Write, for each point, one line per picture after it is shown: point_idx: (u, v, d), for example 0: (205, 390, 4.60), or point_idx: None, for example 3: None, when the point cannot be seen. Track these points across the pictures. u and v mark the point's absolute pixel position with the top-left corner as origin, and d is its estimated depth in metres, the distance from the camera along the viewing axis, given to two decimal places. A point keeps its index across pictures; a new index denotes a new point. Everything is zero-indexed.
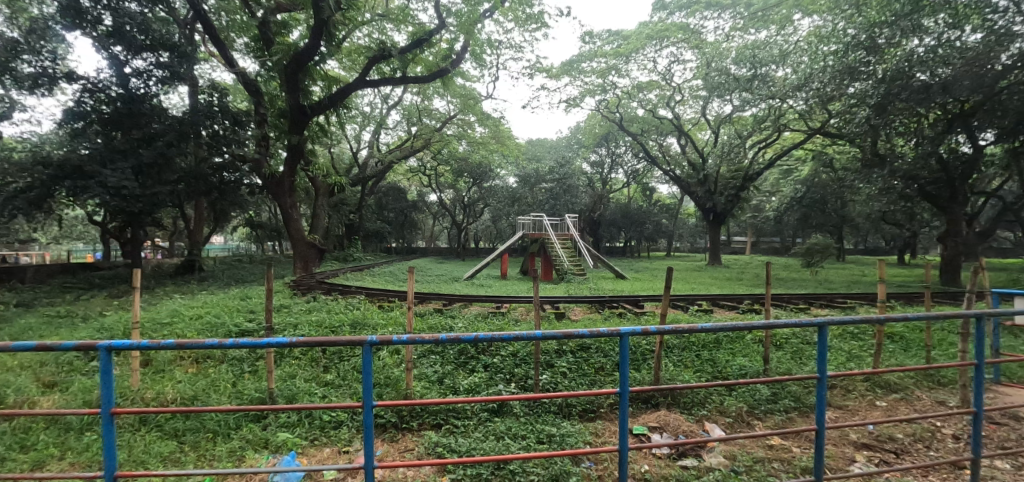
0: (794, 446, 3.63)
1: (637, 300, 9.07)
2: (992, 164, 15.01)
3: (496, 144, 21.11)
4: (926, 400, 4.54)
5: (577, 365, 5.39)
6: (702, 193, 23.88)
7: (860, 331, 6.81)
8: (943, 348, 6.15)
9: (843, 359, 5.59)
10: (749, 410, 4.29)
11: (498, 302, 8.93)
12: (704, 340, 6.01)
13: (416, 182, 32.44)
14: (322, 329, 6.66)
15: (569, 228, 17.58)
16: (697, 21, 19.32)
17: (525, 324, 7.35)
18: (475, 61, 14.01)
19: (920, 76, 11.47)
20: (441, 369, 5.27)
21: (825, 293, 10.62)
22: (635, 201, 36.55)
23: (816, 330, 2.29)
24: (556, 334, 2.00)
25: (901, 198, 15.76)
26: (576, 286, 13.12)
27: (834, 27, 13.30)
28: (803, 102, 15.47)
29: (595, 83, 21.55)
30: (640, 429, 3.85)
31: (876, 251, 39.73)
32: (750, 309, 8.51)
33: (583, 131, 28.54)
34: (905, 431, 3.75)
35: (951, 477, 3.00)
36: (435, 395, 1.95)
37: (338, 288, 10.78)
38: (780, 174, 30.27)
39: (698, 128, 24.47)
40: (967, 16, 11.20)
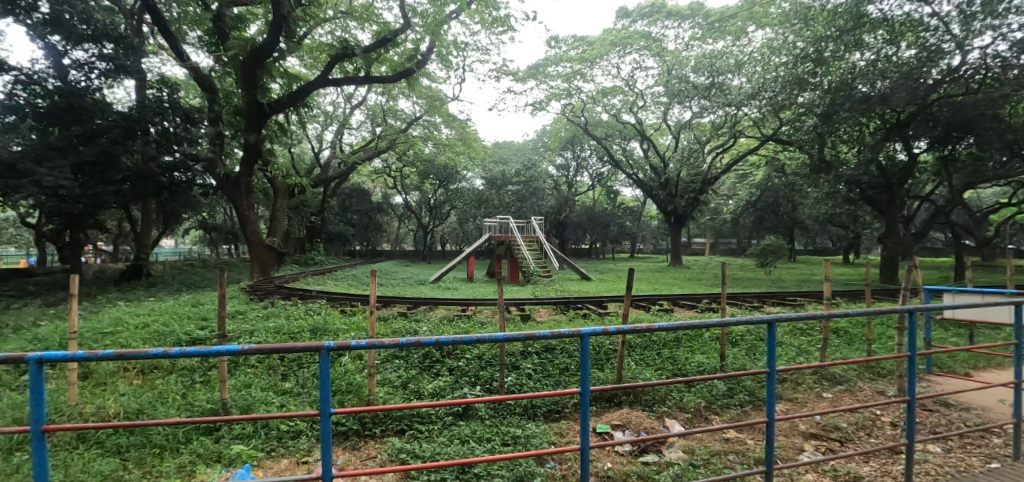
0: (748, 439, 3.78)
1: (601, 300, 9.25)
2: (926, 170, 16.15)
3: (463, 146, 21.08)
4: (867, 391, 4.83)
5: (542, 366, 5.44)
6: (664, 196, 24.52)
7: (808, 327, 7.18)
8: (882, 341, 6.57)
9: (793, 354, 5.86)
10: (706, 406, 4.44)
11: (464, 304, 8.88)
12: (664, 339, 6.18)
13: (380, 183, 31.88)
14: (280, 336, 6.43)
15: (535, 231, 17.67)
16: (658, 29, 19.93)
17: (491, 326, 7.34)
18: (441, 63, 13.92)
19: (862, 88, 12.26)
20: (405, 373, 5.19)
21: (778, 292, 11.12)
22: (600, 203, 37.18)
23: (766, 327, 2.38)
24: (517, 335, 1.95)
25: (846, 201, 16.70)
26: (542, 287, 13.22)
27: (785, 39, 14.04)
28: (757, 110, 16.23)
29: (560, 86, 21.82)
30: (603, 427, 3.91)
31: (823, 252, 42.01)
32: (708, 308, 8.80)
33: (549, 134, 28.88)
34: (849, 420, 3.97)
35: (889, 462, 3.20)
36: (393, 403, 1.87)
37: (297, 292, 10.42)
38: (737, 178, 31.53)
39: (660, 133, 25.16)
40: (902, 34, 12.08)
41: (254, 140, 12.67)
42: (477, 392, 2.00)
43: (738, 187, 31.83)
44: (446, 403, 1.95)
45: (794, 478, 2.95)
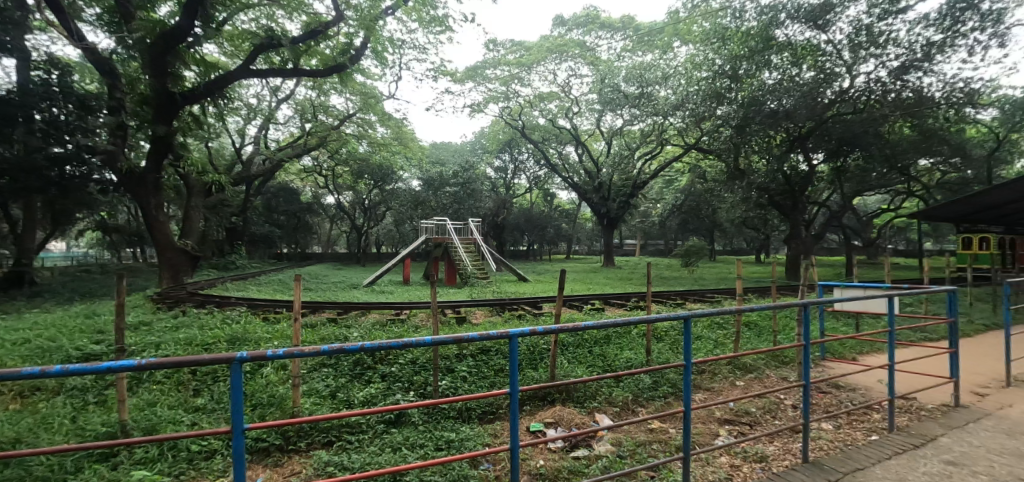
0: (670, 428, 4.03)
1: (536, 301, 9.39)
2: (822, 179, 18.05)
3: (399, 145, 20.61)
4: (773, 377, 5.31)
5: (477, 368, 5.44)
6: (597, 199, 25.35)
7: (724, 321, 7.76)
8: (786, 333, 7.26)
9: (711, 346, 6.31)
10: (633, 399, 4.66)
11: (398, 308, 8.65)
12: (596, 337, 6.40)
13: (309, 183, 30.34)
14: (192, 348, 5.89)
15: (473, 233, 17.58)
16: (592, 39, 20.70)
17: (425, 330, 7.22)
18: (376, 59, 13.52)
19: (771, 103, 13.46)
20: (334, 382, 4.97)
21: (699, 289, 11.92)
22: (537, 205, 37.83)
23: (683, 322, 2.53)
24: (445, 338, 1.89)
25: (757, 205, 18.22)
26: (479, 290, 13.20)
27: (705, 56, 15.12)
28: (681, 120, 17.32)
29: (498, 89, 21.89)
30: (536, 426, 3.97)
31: (739, 251, 45.60)
32: (637, 306, 9.27)
33: (488, 137, 29.04)
34: (757, 405, 4.35)
35: (790, 440, 3.53)
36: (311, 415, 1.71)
37: (214, 299, 9.63)
38: (663, 183, 33.45)
39: (593, 138, 26.06)
40: (803, 57, 13.43)
41: (164, 132, 11.45)
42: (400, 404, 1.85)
43: (664, 191, 33.80)
44: (373, 412, 1.83)
45: (710, 461, 3.17)
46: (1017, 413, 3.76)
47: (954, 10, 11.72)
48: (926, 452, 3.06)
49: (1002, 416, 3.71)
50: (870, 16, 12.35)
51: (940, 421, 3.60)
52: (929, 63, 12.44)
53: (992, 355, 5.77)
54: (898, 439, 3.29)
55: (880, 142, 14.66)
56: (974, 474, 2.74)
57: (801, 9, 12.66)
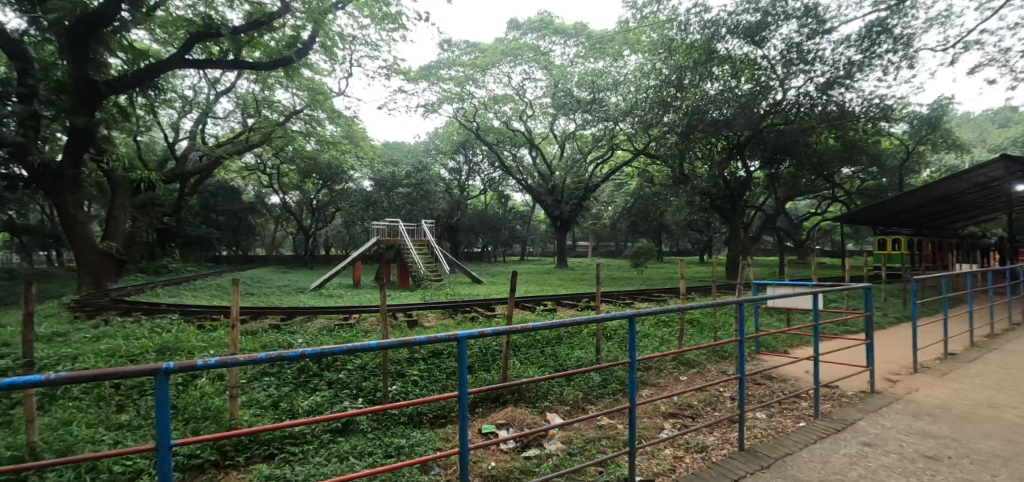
0: (618, 423, 4.14)
1: (489, 303, 9.40)
2: (759, 184, 19.23)
3: (349, 144, 20.00)
4: (714, 371, 5.59)
5: (429, 372, 5.37)
6: (551, 202, 25.69)
7: (669, 319, 8.08)
8: (725, 329, 7.67)
9: (657, 344, 6.56)
10: (583, 397, 4.75)
11: (346, 313, 8.38)
12: (548, 337, 6.49)
13: (252, 182, 28.80)
14: (115, 359, 5.42)
15: (426, 235, 17.32)
16: (546, 44, 21.03)
17: (375, 334, 7.04)
18: (325, 54, 13.05)
19: (713, 112, 14.20)
20: (277, 392, 4.73)
21: (646, 289, 12.36)
22: (491, 207, 37.87)
23: (628, 321, 2.61)
24: (392, 342, 1.80)
25: (701, 209, 19.14)
26: (432, 292, 13.03)
27: (653, 65, 15.74)
28: (630, 126, 17.90)
29: (453, 90, 21.70)
30: (488, 427, 3.98)
31: (685, 253, 47.72)
32: (588, 306, 9.47)
33: (442, 138, 28.79)
34: (699, 398, 4.56)
35: (728, 430, 3.73)
36: (242, 429, 1.52)
37: (142, 306, 8.92)
38: (614, 187, 34.42)
39: (547, 142, 26.40)
40: (742, 70, 14.25)
41: (85, 123, 10.47)
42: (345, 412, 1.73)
43: (615, 195, 34.85)
44: (315, 421, 1.68)
45: (655, 454, 3.29)
46: (922, 396, 4.18)
47: (872, 32, 12.84)
48: (846, 436, 3.33)
49: (909, 399, 4.10)
50: (800, 35, 13.28)
51: (858, 407, 3.93)
52: (851, 80, 13.58)
53: (902, 344, 6.38)
54: (823, 424, 3.56)
55: (808, 151, 15.84)
56: (886, 453, 3.01)
57: (739, 25, 13.44)
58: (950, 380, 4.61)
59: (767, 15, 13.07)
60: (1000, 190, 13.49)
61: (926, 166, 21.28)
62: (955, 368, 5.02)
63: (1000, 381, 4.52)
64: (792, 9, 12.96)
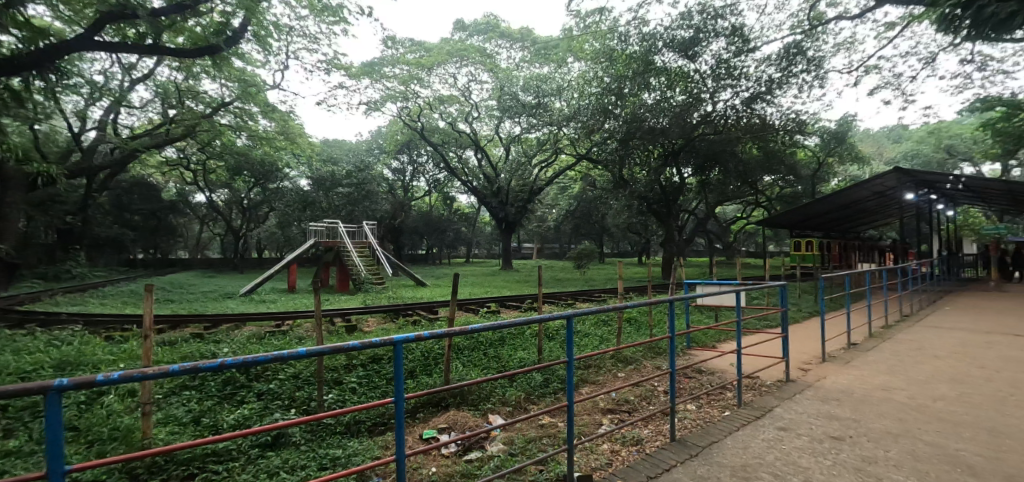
0: (558, 422, 4.23)
1: (432, 306, 9.27)
2: (692, 189, 20.37)
3: (284, 140, 19.00)
4: (649, 367, 5.86)
5: (368, 378, 5.21)
6: (496, 204, 25.78)
7: (608, 318, 8.36)
8: (659, 327, 8.05)
9: (596, 342, 6.75)
10: (526, 397, 4.80)
11: (280, 319, 7.93)
12: (491, 339, 6.51)
13: (173, 178, 26.55)
14: (1, 378, 4.78)
15: (368, 237, 16.77)
16: (492, 47, 21.22)
17: (311, 341, 6.73)
18: (258, 45, 12.30)
19: (651, 120, 14.89)
20: (198, 407, 4.38)
21: (588, 289, 12.70)
22: (436, 208, 37.40)
23: (566, 322, 2.66)
24: (323, 349, 1.67)
25: (640, 212, 19.96)
26: (374, 296, 12.65)
27: (596, 74, 16.23)
28: (574, 131, 18.37)
29: (397, 88, 21.17)
30: (429, 433, 3.93)
31: (625, 254, 49.60)
32: (531, 307, 9.58)
33: (386, 137, 28.07)
34: (636, 394, 4.75)
35: (661, 423, 3.92)
36: (141, 453, 1.31)
37: (38, 317, 7.94)
38: (559, 191, 35.10)
39: (493, 144, 26.44)
40: (677, 82, 15.05)
41: None
42: (269, 428, 1.55)
43: (559, 198, 35.56)
44: (232, 436, 1.47)
45: (593, 449, 3.38)
46: (829, 383, 4.61)
47: (789, 54, 14.03)
48: (765, 421, 3.60)
49: (819, 386, 4.52)
50: (728, 52, 14.24)
51: (775, 394, 4.27)
52: (771, 96, 14.76)
53: (813, 336, 7.02)
54: (745, 412, 3.83)
55: (735, 160, 17.01)
56: (798, 435, 3.29)
57: (674, 40, 14.17)
58: (853, 367, 5.13)
59: (699, 31, 13.89)
60: (893, 198, 15.21)
61: (834, 176, 23.58)
62: (856, 357, 5.59)
63: (893, 367, 5.09)
64: (721, 28, 13.87)
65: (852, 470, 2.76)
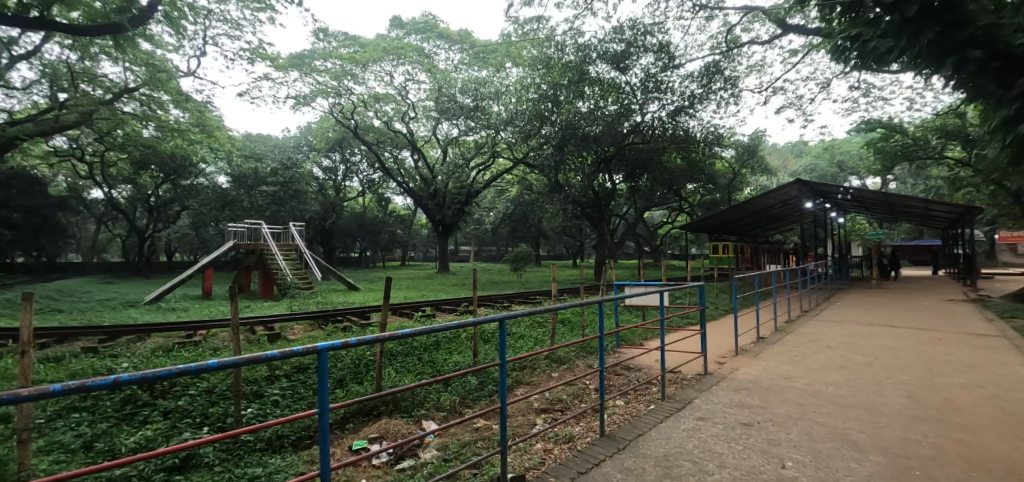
0: (492, 424, 4.25)
1: (364, 311, 8.93)
2: (622, 194, 21.31)
3: (200, 133, 17.51)
4: (582, 366, 6.03)
5: (292, 390, 4.93)
6: (433, 206, 25.41)
7: (543, 320, 8.52)
8: (591, 327, 8.33)
9: (531, 344, 6.86)
10: (460, 401, 4.76)
11: (191, 329, 7.26)
12: (425, 343, 6.41)
13: (63, 171, 23.47)
14: None
15: (295, 239, 15.85)
16: (430, 47, 20.96)
17: (227, 351, 6.24)
18: (170, 27, 11.23)
19: (585, 128, 15.50)
20: (91, 430, 3.90)
21: (523, 292, 12.85)
22: (370, 211, 36.28)
23: (499, 325, 2.66)
24: (237, 360, 1.51)
25: (574, 215, 20.56)
26: (301, 302, 11.97)
27: (532, 80, 16.49)
28: (511, 135, 18.59)
29: (328, 83, 20.24)
30: (360, 443, 3.79)
31: (560, 257, 50.90)
32: (466, 310, 9.53)
33: (315, 134, 26.71)
34: (569, 393, 4.89)
35: (591, 419, 4.06)
36: None
37: None
38: (496, 194, 35.29)
39: (430, 145, 26.07)
40: (609, 92, 15.71)
41: None
42: (174, 453, 1.33)
43: (497, 201, 35.75)
44: (124, 465, 1.25)
45: (527, 449, 3.43)
46: (740, 373, 5.03)
47: (709, 72, 15.16)
48: (685, 413, 3.85)
49: (732, 377, 4.90)
50: (656, 67, 15.08)
51: (695, 387, 4.58)
52: (693, 110, 15.86)
53: (728, 332, 7.61)
54: (668, 405, 4.06)
55: (661, 169, 18.06)
56: (714, 424, 3.55)
57: (607, 52, 14.79)
58: (760, 359, 5.63)
59: (630, 46, 14.60)
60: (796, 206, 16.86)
61: (747, 185, 25.73)
62: (763, 349, 6.15)
63: (794, 357, 5.65)
64: (650, 44, 14.68)
65: (760, 452, 3.01)
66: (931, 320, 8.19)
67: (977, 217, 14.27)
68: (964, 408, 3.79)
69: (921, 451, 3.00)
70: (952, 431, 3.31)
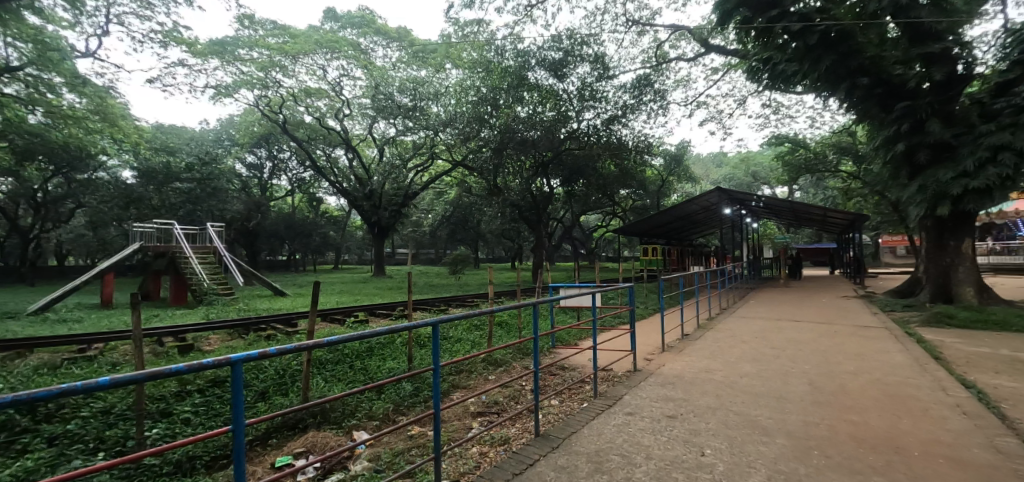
0: (427, 431, 4.17)
1: (291, 318, 8.43)
2: (559, 198, 21.81)
3: (101, 121, 15.73)
4: (518, 367, 6.08)
5: (207, 406, 4.54)
6: (368, 207, 24.59)
7: (480, 323, 8.47)
8: (527, 329, 8.42)
9: (466, 347, 6.81)
10: (394, 408, 4.62)
11: (85, 342, 6.46)
12: (357, 350, 6.18)
13: None
14: None
15: (213, 241, 14.65)
16: (367, 43, 20.01)
17: (129, 366, 5.63)
18: (65, 1, 10.00)
19: (524, 132, 15.71)
20: None
21: (461, 295, 12.74)
22: (300, 211, 34.43)
23: (432, 328, 2.59)
24: (136, 376, 1.35)
25: (513, 218, 20.72)
26: (220, 309, 11.07)
27: (472, 82, 16.48)
28: (450, 136, 18.39)
29: (254, 74, 18.95)
30: (284, 459, 3.57)
31: (499, 260, 51.16)
32: (402, 315, 9.30)
33: (238, 127, 24.88)
34: (505, 394, 4.93)
35: (527, 420, 4.11)
36: None
37: None
38: (434, 196, 34.80)
39: (366, 144, 25.20)
40: (547, 99, 16.04)
41: None
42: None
43: (435, 203, 35.22)
44: None
45: (462, 454, 3.40)
46: (666, 369, 5.32)
47: (641, 84, 15.95)
48: (615, 409, 4.00)
49: (659, 372, 5.18)
50: (591, 76, 15.63)
51: (625, 383, 4.78)
52: (626, 119, 16.60)
53: (656, 330, 8.01)
54: (599, 403, 4.20)
55: (596, 174, 18.72)
56: (642, 418, 3.72)
57: (546, 59, 15.10)
58: (684, 355, 5.99)
59: (568, 54, 15.01)
60: (717, 212, 18.11)
61: (674, 191, 27.30)
62: (686, 346, 6.55)
63: (713, 352, 6.06)
64: (586, 54, 15.20)
65: (683, 443, 3.20)
66: (827, 315, 9.19)
67: (864, 224, 16.13)
68: (854, 391, 4.27)
69: (820, 432, 3.33)
70: (844, 413, 3.70)
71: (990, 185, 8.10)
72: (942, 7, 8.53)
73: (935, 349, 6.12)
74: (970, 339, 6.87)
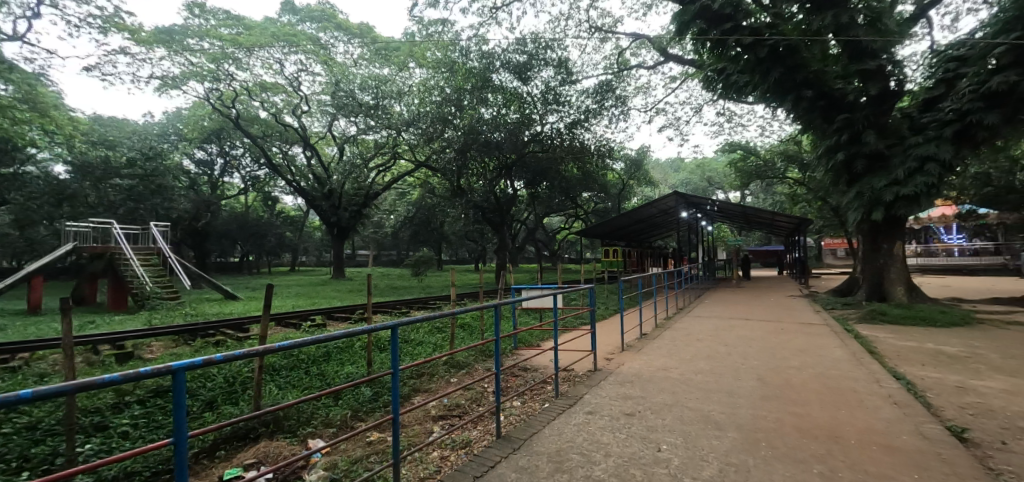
0: (387, 436, 4.08)
1: (242, 323, 8.06)
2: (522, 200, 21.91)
3: (29, 111, 14.48)
4: (480, 370, 6.05)
5: (148, 418, 4.26)
6: (327, 207, 23.89)
7: (441, 326, 8.37)
8: (489, 331, 8.40)
9: (428, 350, 6.71)
10: (352, 415, 4.50)
11: (8, 353, 5.93)
12: (314, 356, 5.99)
13: None
14: None
15: (157, 241, 13.78)
16: (326, 38, 19.38)
17: (60, 377, 5.22)
18: None
19: (488, 134, 15.69)
20: None
21: (423, 297, 12.58)
22: (253, 211, 33.00)
23: (391, 332, 2.53)
24: (63, 388, 1.24)
25: (476, 220, 20.64)
26: (164, 314, 10.44)
27: (436, 82, 16.35)
28: (412, 136, 18.13)
29: (203, 65, 18.04)
30: (234, 471, 3.39)
31: (462, 261, 50.85)
32: (361, 318, 9.07)
33: (186, 122, 23.58)
34: (466, 397, 4.89)
35: (488, 422, 4.09)
36: None
37: None
38: (396, 197, 34.17)
39: (325, 142, 24.48)
40: (511, 101, 16.08)
41: None
42: None
43: (397, 204, 34.63)
44: None
45: (422, 459, 3.34)
46: (625, 368, 5.45)
47: (603, 90, 16.28)
48: (575, 408, 4.06)
49: (618, 371, 5.29)
50: (555, 81, 15.80)
51: (586, 383, 4.86)
52: (588, 123, 16.87)
53: (615, 331, 8.19)
54: (560, 403, 4.24)
55: (559, 177, 18.95)
56: (601, 416, 3.79)
57: (510, 62, 15.16)
58: (643, 354, 6.15)
59: (532, 58, 15.12)
60: (674, 215, 18.70)
61: (634, 195, 27.99)
62: (645, 345, 6.72)
63: (670, 351, 6.26)
64: (550, 58, 15.37)
65: (641, 439, 3.28)
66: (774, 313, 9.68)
67: (809, 227, 17.10)
68: (799, 385, 4.51)
69: (768, 424, 3.50)
70: (789, 406, 3.91)
71: (918, 192, 8.76)
72: (876, 28, 9.22)
73: (871, 344, 6.56)
74: (902, 334, 7.40)
